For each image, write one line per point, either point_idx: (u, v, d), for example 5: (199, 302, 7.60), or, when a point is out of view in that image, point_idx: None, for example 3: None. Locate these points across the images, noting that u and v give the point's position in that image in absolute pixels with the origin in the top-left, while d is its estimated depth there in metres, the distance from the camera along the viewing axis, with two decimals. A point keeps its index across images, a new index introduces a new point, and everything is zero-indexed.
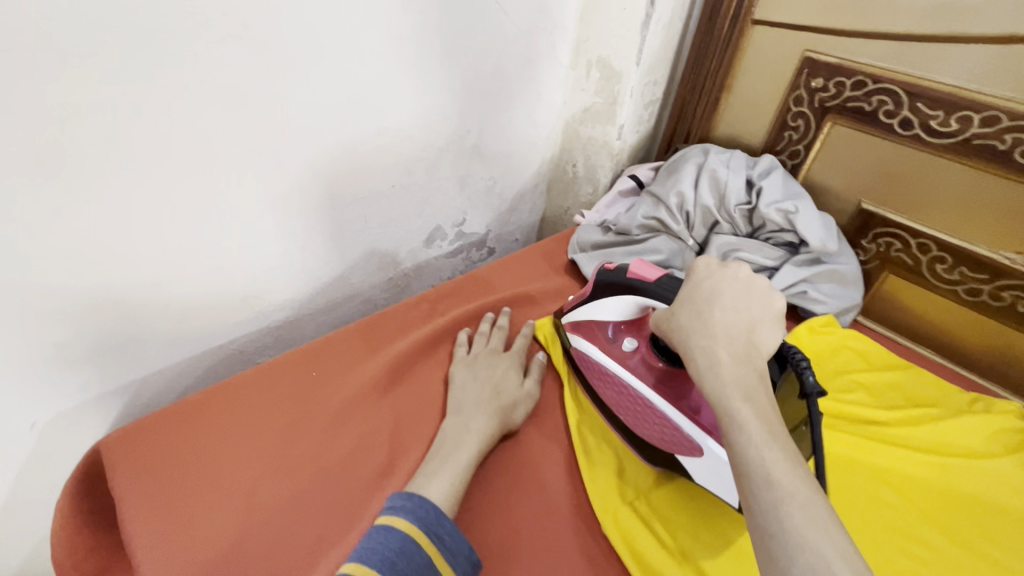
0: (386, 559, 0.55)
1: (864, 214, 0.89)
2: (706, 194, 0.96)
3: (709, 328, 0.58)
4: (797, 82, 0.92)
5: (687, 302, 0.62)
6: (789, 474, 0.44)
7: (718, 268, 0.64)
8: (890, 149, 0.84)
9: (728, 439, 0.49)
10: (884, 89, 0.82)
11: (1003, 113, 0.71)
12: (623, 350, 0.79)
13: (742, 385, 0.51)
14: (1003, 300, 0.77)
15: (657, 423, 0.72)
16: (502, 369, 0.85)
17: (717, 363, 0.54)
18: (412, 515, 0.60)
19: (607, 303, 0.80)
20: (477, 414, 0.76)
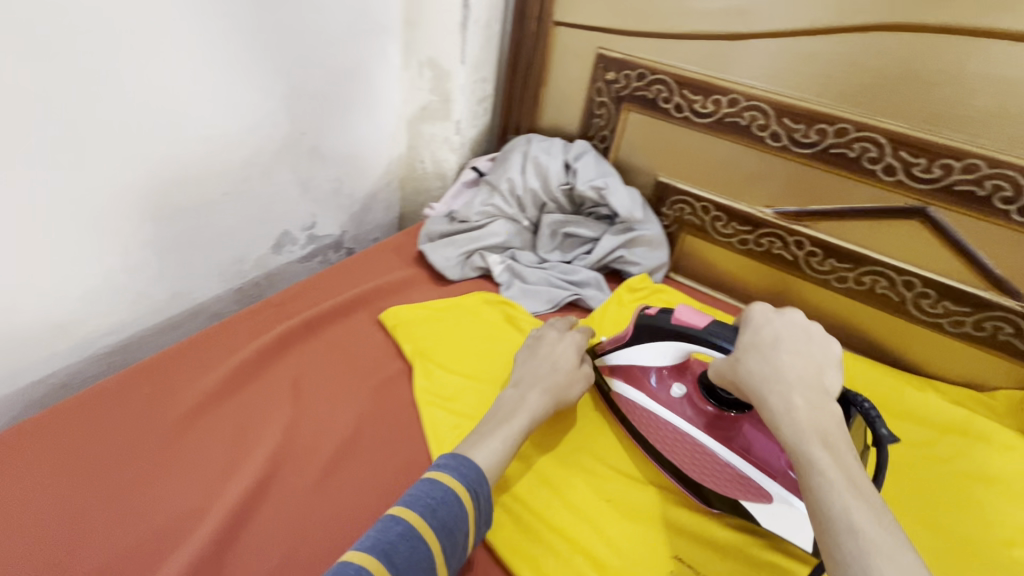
0: (429, 506, 0.52)
1: (661, 187, 1.01)
2: (531, 179, 0.99)
3: (778, 373, 0.55)
4: (595, 75, 1.01)
5: (752, 347, 0.59)
6: (875, 529, 0.42)
7: (776, 314, 0.61)
8: (672, 129, 0.96)
9: (808, 485, 0.47)
10: (659, 79, 0.93)
11: (740, 95, 0.86)
12: (672, 395, 0.74)
13: (816, 433, 0.49)
14: (762, 246, 0.94)
15: (717, 469, 0.69)
16: (561, 347, 0.76)
17: (787, 410, 0.52)
18: (459, 470, 0.56)
19: (649, 349, 0.72)
20: (532, 388, 0.69)
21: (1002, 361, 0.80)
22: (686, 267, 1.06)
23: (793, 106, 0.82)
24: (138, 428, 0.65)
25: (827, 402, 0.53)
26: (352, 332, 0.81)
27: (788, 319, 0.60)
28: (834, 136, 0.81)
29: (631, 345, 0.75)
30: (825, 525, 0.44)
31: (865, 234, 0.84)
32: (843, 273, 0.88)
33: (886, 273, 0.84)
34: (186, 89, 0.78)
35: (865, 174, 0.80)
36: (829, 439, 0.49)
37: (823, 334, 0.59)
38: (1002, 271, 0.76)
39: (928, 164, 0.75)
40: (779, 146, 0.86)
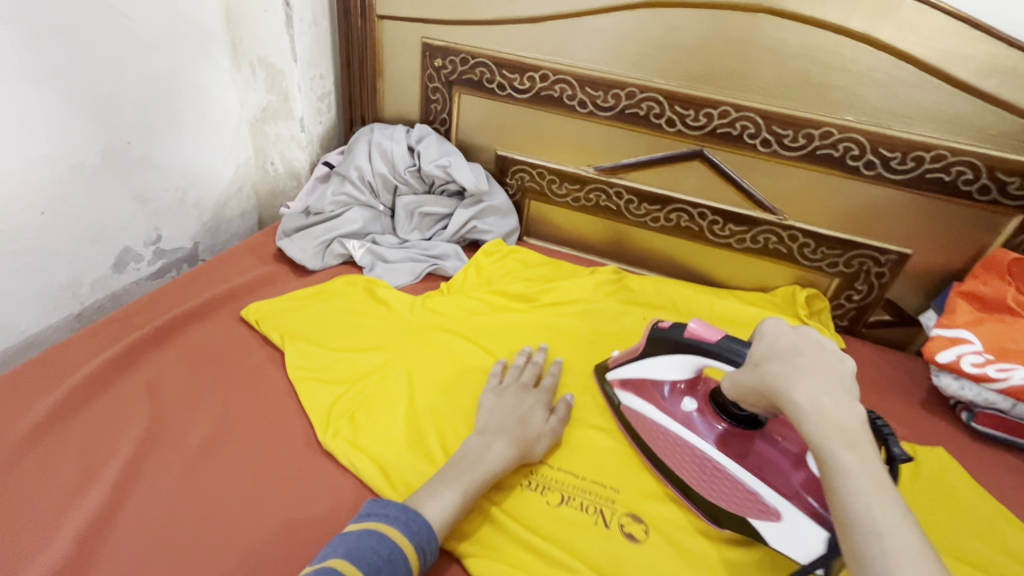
0: (372, 565, 0.48)
1: (502, 161, 1.12)
2: (379, 164, 1.04)
3: (799, 373, 0.50)
4: (424, 63, 1.09)
5: (770, 356, 0.54)
6: (900, 536, 0.40)
7: (785, 326, 0.57)
8: (500, 106, 1.07)
9: (831, 483, 0.44)
10: (480, 62, 1.03)
11: (548, 71, 0.99)
12: (684, 411, 0.69)
13: (845, 433, 0.46)
14: (592, 200, 1.08)
15: (724, 483, 0.63)
16: (528, 401, 0.72)
17: (809, 406, 0.47)
18: (407, 527, 0.52)
19: (665, 361, 0.69)
20: (497, 436, 0.65)
21: (780, 265, 1.01)
22: (537, 230, 1.18)
23: (591, 76, 0.96)
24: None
25: (854, 402, 0.48)
26: (211, 332, 0.81)
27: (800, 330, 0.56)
28: (626, 99, 0.96)
29: (643, 358, 0.72)
30: (851, 527, 0.42)
31: (664, 179, 1.01)
32: (655, 214, 1.05)
33: (685, 209, 1.01)
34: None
35: (654, 128, 0.97)
36: (853, 436, 0.46)
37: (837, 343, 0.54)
38: (891, 245, 0.91)
39: (695, 114, 0.92)
40: (587, 112, 1.00)
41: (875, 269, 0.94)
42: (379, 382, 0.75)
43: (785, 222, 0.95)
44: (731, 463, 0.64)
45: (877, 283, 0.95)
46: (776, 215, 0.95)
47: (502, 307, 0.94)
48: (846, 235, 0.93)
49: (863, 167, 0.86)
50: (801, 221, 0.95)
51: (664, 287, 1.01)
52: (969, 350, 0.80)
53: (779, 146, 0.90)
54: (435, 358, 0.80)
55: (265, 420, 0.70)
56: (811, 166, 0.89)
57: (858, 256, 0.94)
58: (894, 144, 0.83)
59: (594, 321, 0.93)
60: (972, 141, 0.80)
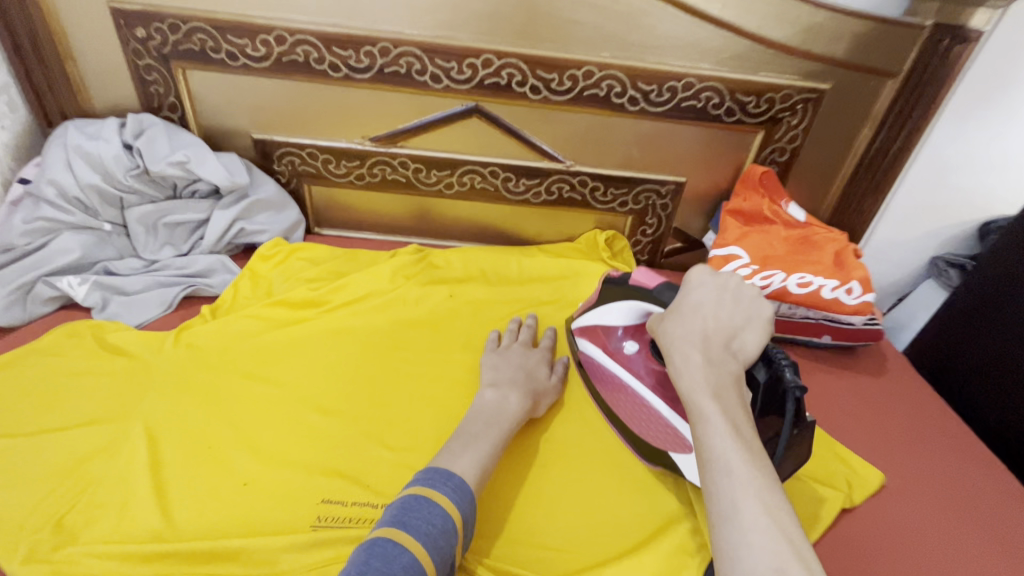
0: (429, 535, 0.49)
1: (261, 145, 0.95)
2: (85, 173, 0.81)
3: (686, 334, 0.56)
4: (123, 34, 0.85)
5: (676, 312, 0.59)
6: (751, 474, 0.44)
7: (711, 274, 0.61)
8: (239, 79, 0.88)
9: (694, 427, 0.49)
10: (196, 28, 0.83)
11: (284, 31, 0.83)
12: (626, 353, 0.71)
13: (709, 383, 0.51)
14: (378, 176, 0.97)
15: (651, 420, 0.67)
16: (534, 359, 0.76)
17: (685, 363, 0.54)
18: (454, 494, 0.53)
19: (614, 307, 0.72)
20: (511, 389, 0.69)
21: (580, 213, 1.00)
22: (328, 219, 1.04)
23: (335, 34, 0.82)
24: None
25: (733, 364, 0.54)
26: None
27: (723, 281, 0.60)
28: (381, 57, 0.84)
29: (599, 305, 0.75)
30: (707, 469, 0.46)
31: (447, 141, 0.93)
32: (448, 180, 0.97)
33: (476, 169, 0.95)
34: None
35: (420, 86, 0.87)
36: (720, 388, 0.51)
37: (754, 295, 0.59)
38: (667, 175, 0.94)
39: (459, 66, 0.84)
40: (342, 76, 0.86)
41: (659, 201, 0.97)
42: (110, 456, 0.59)
43: (572, 169, 0.93)
44: (651, 396, 0.67)
45: (663, 215, 0.98)
46: (561, 163, 0.93)
47: (288, 317, 0.80)
48: (628, 173, 0.94)
49: (627, 104, 0.86)
50: (586, 165, 0.93)
51: (470, 257, 0.95)
52: (740, 265, 0.85)
53: (548, 92, 0.86)
54: (184, 403, 0.65)
55: None
56: (582, 108, 0.87)
57: (643, 191, 0.96)
58: (649, 77, 0.83)
59: (395, 311, 0.84)
60: (712, 65, 0.82)
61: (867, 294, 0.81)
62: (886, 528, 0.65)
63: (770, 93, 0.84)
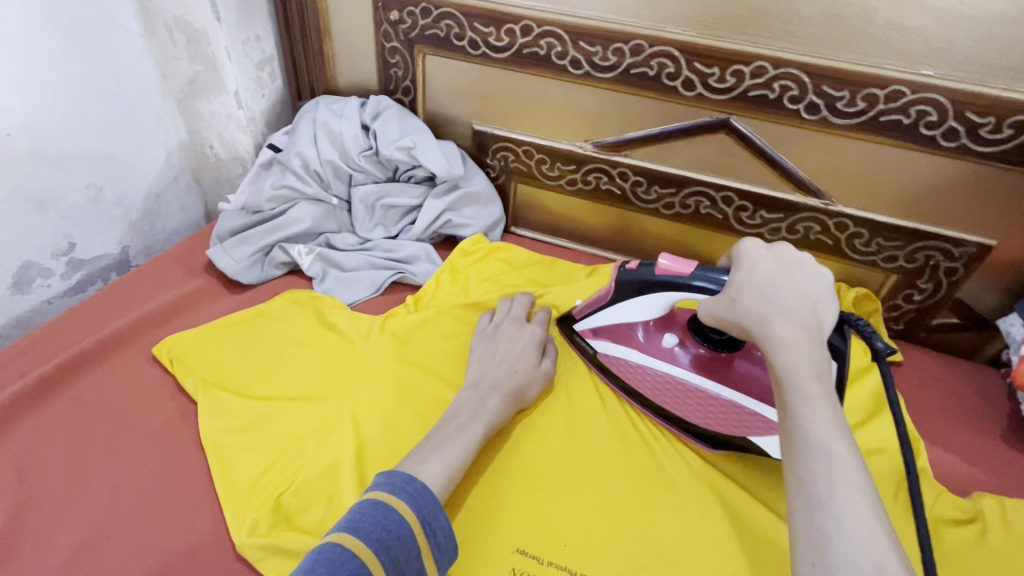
0: (383, 541, 0.44)
1: (479, 136, 0.92)
2: (327, 149, 0.85)
3: (775, 305, 0.49)
4: (378, 17, 0.87)
5: (748, 287, 0.52)
6: (852, 461, 0.39)
7: (769, 249, 0.54)
8: (473, 69, 0.86)
9: (786, 408, 0.43)
10: (446, 13, 0.81)
11: (532, 21, 0.77)
12: (665, 347, 0.70)
13: (812, 363, 0.44)
14: (592, 184, 0.89)
15: (716, 408, 0.66)
16: (523, 343, 0.69)
17: (782, 339, 0.46)
18: (411, 499, 0.48)
19: (638, 302, 0.67)
20: (492, 391, 0.62)
21: (825, 260, 0.82)
22: (526, 219, 0.99)
23: (586, 27, 0.75)
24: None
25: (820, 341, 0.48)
26: (117, 377, 0.65)
27: (784, 252, 0.54)
28: (631, 55, 0.75)
29: (610, 304, 0.70)
30: (797, 450, 0.40)
31: (680, 156, 0.81)
32: (669, 199, 0.85)
33: (706, 192, 0.82)
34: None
35: (667, 92, 0.76)
36: (818, 366, 0.45)
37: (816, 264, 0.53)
38: (967, 232, 0.72)
39: (721, 72, 0.72)
40: (581, 74, 0.79)
41: (944, 264, 0.75)
42: (322, 441, 0.59)
43: (832, 208, 0.76)
44: (710, 384, 0.67)
45: (945, 280, 0.77)
46: (821, 198, 0.76)
47: None
48: (910, 223, 0.74)
49: (940, 138, 0.67)
50: (853, 205, 0.75)
51: None
52: None
53: (829, 112, 0.70)
54: (389, 400, 0.64)
55: (171, 502, 0.55)
56: (870, 136, 0.69)
57: (924, 248, 0.75)
58: (986, 106, 0.63)
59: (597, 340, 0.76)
60: None
61: None
62: None
63: None
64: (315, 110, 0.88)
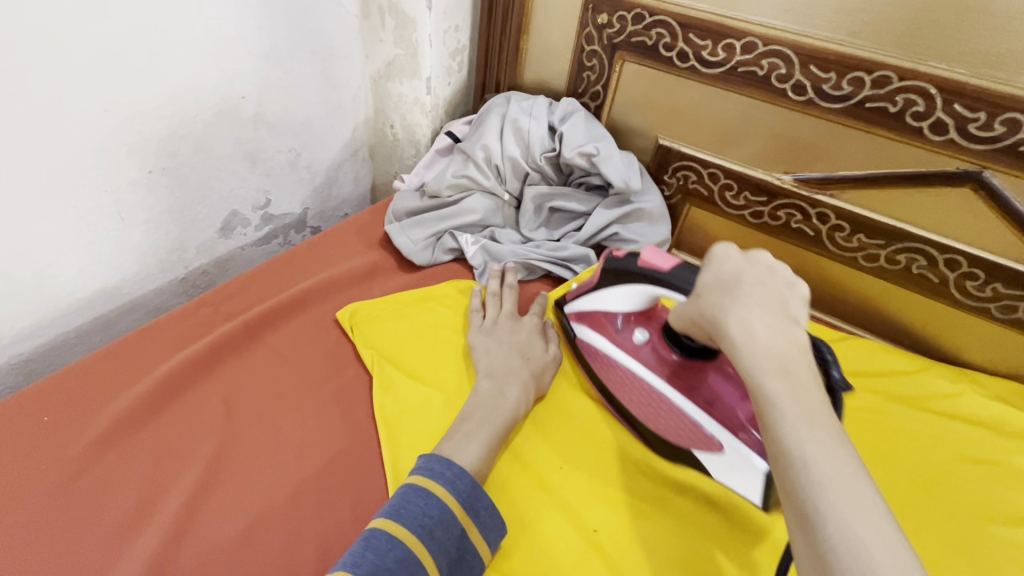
0: (424, 527, 0.48)
1: (660, 151, 0.88)
2: (511, 145, 0.85)
3: (736, 305, 0.49)
4: (584, 19, 0.86)
5: (714, 283, 0.52)
6: (851, 479, 0.38)
7: (740, 253, 0.54)
8: (674, 81, 0.81)
9: (765, 420, 0.42)
10: (661, 22, 0.78)
11: (758, 39, 0.71)
12: (634, 342, 0.68)
13: (775, 362, 0.44)
14: (780, 220, 0.81)
15: (676, 420, 0.63)
16: (526, 334, 0.70)
17: (747, 337, 0.46)
18: (450, 484, 0.51)
19: (619, 292, 0.68)
20: (509, 382, 0.63)
21: None
22: (690, 245, 0.93)
23: (824, 51, 0.68)
24: (29, 466, 0.56)
25: (789, 332, 0.47)
26: (305, 335, 0.71)
27: (756, 258, 0.53)
28: (872, 87, 0.66)
29: (596, 289, 0.71)
30: (785, 465, 0.39)
31: (900, 205, 0.71)
32: (873, 251, 0.76)
33: (927, 250, 0.72)
34: (92, 53, 0.67)
35: (907, 132, 0.67)
36: (787, 367, 0.44)
37: (789, 273, 0.52)
38: None
39: (987, 119, 0.62)
40: (802, 100, 0.72)
41: None
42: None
43: None
44: (667, 388, 0.64)
45: None
46: None
47: None
48: None
49: None
50: None
51: (868, 354, 0.76)
52: None
53: None
54: None
55: (346, 467, 0.59)
56: None
57: None
58: None
59: None
60: None
61: None
62: None
63: None
64: (503, 104, 0.89)
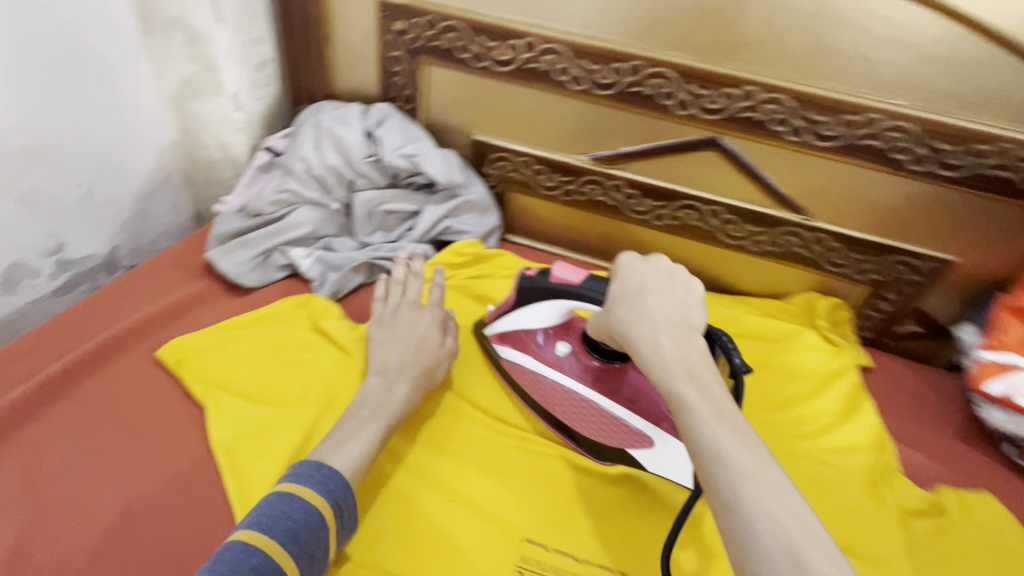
0: (289, 532, 0.48)
1: (477, 146, 0.95)
2: (329, 154, 0.86)
3: (644, 316, 0.53)
4: (383, 26, 0.89)
5: (622, 296, 0.57)
6: (758, 464, 0.42)
7: (642, 262, 0.59)
8: (475, 80, 0.88)
9: (681, 422, 0.46)
10: (451, 27, 0.84)
11: (535, 38, 0.80)
12: (558, 354, 0.74)
13: (681, 364, 0.48)
14: (587, 195, 0.93)
15: (617, 430, 0.69)
16: (424, 323, 0.72)
17: (659, 346, 0.50)
18: (317, 485, 0.52)
19: (536, 308, 0.72)
20: (399, 379, 0.65)
21: (806, 273, 0.88)
22: (521, 227, 1.02)
23: (587, 46, 0.78)
24: None
25: (693, 334, 0.52)
26: (123, 381, 0.66)
27: (656, 265, 0.59)
28: (629, 75, 0.79)
29: (515, 308, 0.75)
30: (702, 461, 0.43)
31: (671, 171, 0.86)
32: (660, 211, 0.90)
33: (695, 206, 0.87)
34: None
35: (661, 110, 0.80)
36: (690, 366, 0.48)
37: (687, 274, 0.57)
38: (933, 247, 0.79)
39: (713, 95, 0.77)
40: (581, 90, 0.83)
41: (910, 276, 0.82)
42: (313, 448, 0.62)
43: (812, 223, 0.82)
44: (598, 396, 0.71)
45: (909, 292, 0.84)
46: (800, 214, 0.82)
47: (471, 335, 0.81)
48: (877, 238, 0.81)
49: (908, 162, 0.73)
50: (829, 221, 0.81)
51: None
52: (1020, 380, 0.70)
53: (811, 134, 0.75)
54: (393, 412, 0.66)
55: (182, 507, 0.57)
56: (846, 159, 0.75)
57: (892, 263, 0.82)
58: (949, 135, 0.69)
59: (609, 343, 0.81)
60: None
61: None
62: None
63: None
64: (316, 114, 0.89)
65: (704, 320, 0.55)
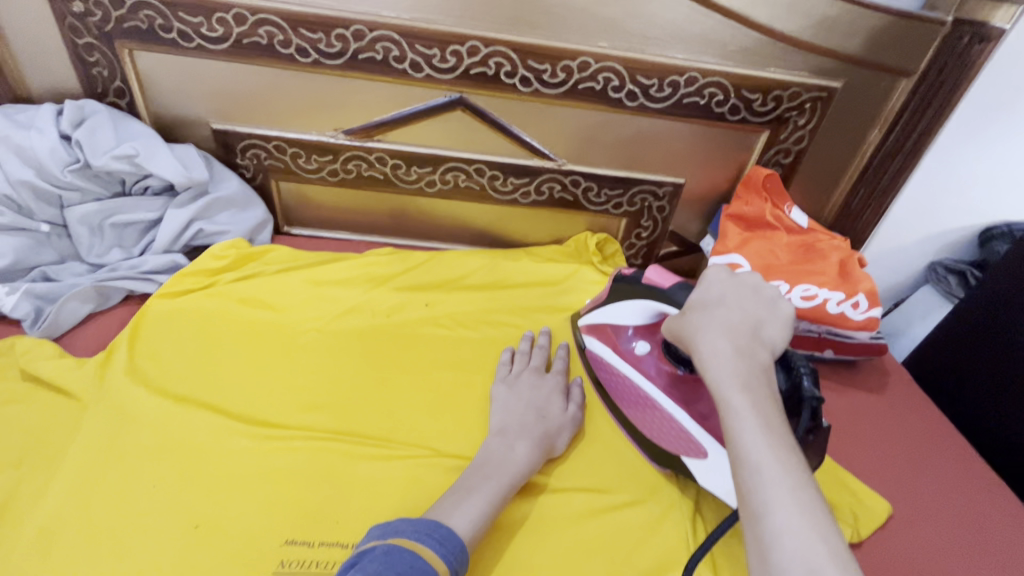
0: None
1: (220, 136, 0.85)
2: (14, 167, 0.72)
3: (714, 322, 0.49)
4: (57, 8, 0.75)
5: (697, 303, 0.52)
6: (787, 472, 0.38)
7: (729, 274, 0.54)
8: (194, 62, 0.79)
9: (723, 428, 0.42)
10: (143, 3, 0.73)
11: (243, 9, 0.73)
12: (637, 353, 0.69)
13: (737, 376, 0.44)
14: (353, 172, 0.89)
15: (666, 426, 0.65)
16: (547, 391, 0.69)
17: (710, 354, 0.46)
18: (440, 546, 0.48)
19: (623, 306, 0.69)
20: (521, 438, 0.62)
21: (576, 214, 0.94)
22: (299, 216, 0.96)
23: (301, 14, 0.73)
24: None
25: (758, 354, 0.46)
26: None
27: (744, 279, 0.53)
28: (354, 41, 0.76)
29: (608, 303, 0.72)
30: (740, 476, 0.40)
31: (427, 135, 0.85)
32: (429, 178, 0.89)
33: (460, 166, 0.88)
34: None
35: (398, 74, 0.79)
36: (749, 378, 0.44)
37: (775, 292, 0.52)
38: (668, 173, 0.88)
39: (441, 53, 0.76)
40: (311, 62, 0.78)
41: (655, 203, 0.91)
42: (16, 515, 0.54)
43: (565, 167, 0.87)
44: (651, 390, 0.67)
45: (660, 218, 0.93)
46: (554, 160, 0.87)
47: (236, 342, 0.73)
48: (620, 173, 0.88)
49: (626, 99, 0.80)
50: (580, 163, 0.87)
51: None
52: None
53: (539, 83, 0.79)
54: (123, 449, 0.59)
55: None
56: (576, 102, 0.80)
57: (639, 192, 0.90)
58: (649, 70, 0.77)
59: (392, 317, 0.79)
60: (716, 59, 0.76)
61: (872, 309, 0.78)
62: (895, 563, 0.63)
63: (778, 90, 0.79)
64: None
65: (782, 340, 0.49)
